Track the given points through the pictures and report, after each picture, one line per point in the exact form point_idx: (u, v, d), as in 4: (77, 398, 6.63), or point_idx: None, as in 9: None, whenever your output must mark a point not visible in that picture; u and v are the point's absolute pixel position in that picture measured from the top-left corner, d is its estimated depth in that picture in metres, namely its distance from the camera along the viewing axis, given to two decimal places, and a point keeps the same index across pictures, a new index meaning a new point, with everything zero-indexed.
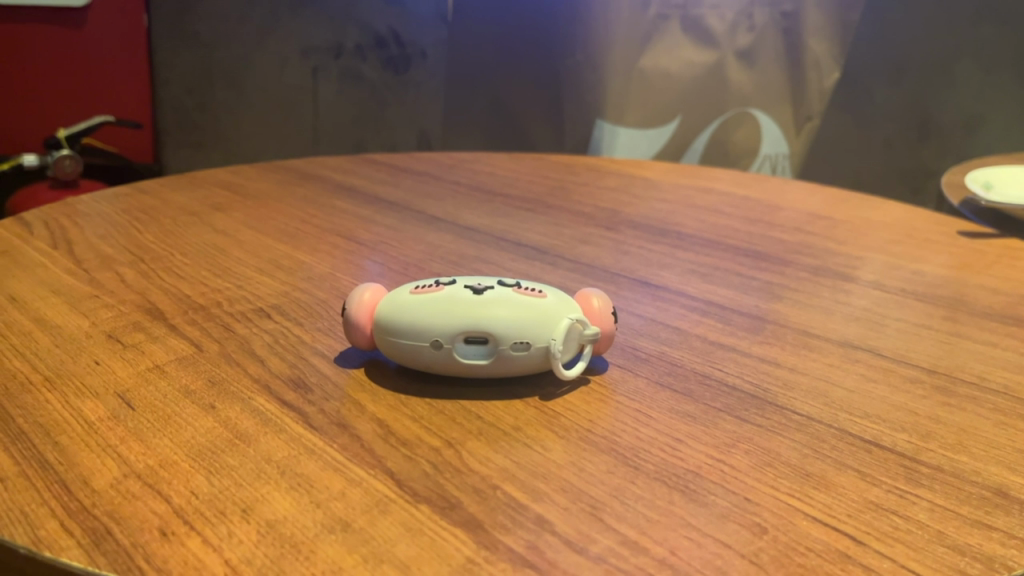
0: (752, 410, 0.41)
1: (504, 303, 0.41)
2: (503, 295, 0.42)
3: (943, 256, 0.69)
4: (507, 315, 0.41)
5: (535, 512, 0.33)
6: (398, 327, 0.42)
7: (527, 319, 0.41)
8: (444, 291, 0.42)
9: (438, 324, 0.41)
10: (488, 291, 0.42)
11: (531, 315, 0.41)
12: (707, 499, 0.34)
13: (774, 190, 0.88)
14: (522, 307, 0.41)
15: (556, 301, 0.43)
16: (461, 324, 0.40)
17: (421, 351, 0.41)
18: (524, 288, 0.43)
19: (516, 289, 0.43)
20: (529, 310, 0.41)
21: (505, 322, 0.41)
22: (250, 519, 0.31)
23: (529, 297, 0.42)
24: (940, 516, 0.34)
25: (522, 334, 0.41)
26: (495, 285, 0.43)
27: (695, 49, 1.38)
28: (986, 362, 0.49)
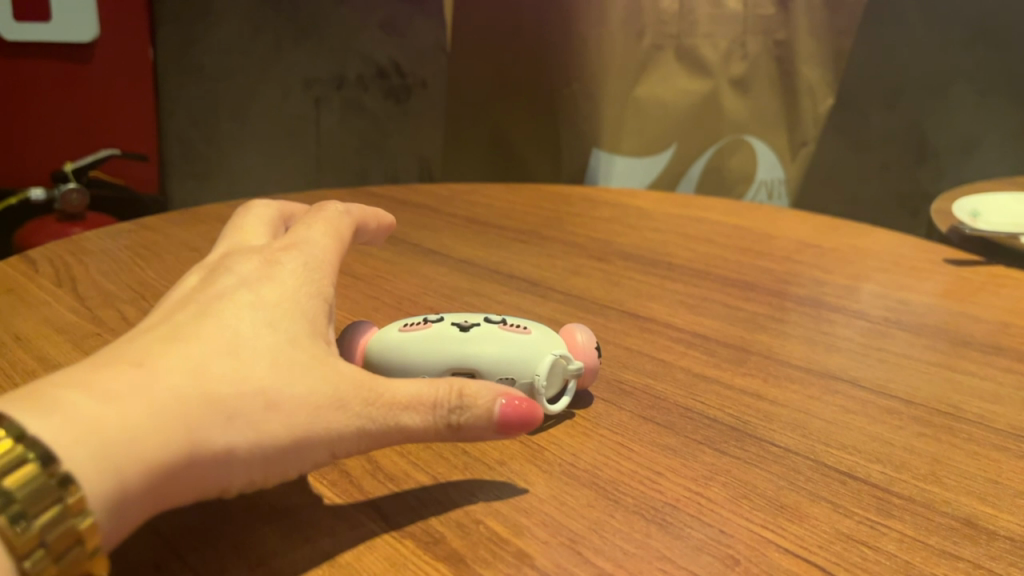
0: (731, 443, 0.43)
1: (490, 340, 0.43)
2: (488, 331, 0.43)
3: (929, 284, 0.70)
4: (493, 349, 0.42)
5: (517, 547, 0.34)
6: (388, 366, 0.42)
7: (513, 353, 0.42)
8: (432, 329, 0.43)
9: (425, 361, 0.42)
10: (474, 328, 0.43)
11: (517, 349, 0.42)
12: (683, 531, 0.35)
13: (765, 218, 0.90)
14: (507, 341, 0.43)
15: (540, 336, 0.44)
16: (448, 361, 0.42)
17: None
18: (510, 325, 0.44)
19: (502, 326, 0.44)
20: (514, 344, 0.43)
21: (492, 356, 0.42)
22: (241, 554, 0.33)
23: (514, 334, 0.44)
24: (909, 547, 0.35)
25: (509, 367, 0.42)
26: (481, 322, 0.44)
27: (690, 79, 1.41)
28: (965, 392, 0.50)
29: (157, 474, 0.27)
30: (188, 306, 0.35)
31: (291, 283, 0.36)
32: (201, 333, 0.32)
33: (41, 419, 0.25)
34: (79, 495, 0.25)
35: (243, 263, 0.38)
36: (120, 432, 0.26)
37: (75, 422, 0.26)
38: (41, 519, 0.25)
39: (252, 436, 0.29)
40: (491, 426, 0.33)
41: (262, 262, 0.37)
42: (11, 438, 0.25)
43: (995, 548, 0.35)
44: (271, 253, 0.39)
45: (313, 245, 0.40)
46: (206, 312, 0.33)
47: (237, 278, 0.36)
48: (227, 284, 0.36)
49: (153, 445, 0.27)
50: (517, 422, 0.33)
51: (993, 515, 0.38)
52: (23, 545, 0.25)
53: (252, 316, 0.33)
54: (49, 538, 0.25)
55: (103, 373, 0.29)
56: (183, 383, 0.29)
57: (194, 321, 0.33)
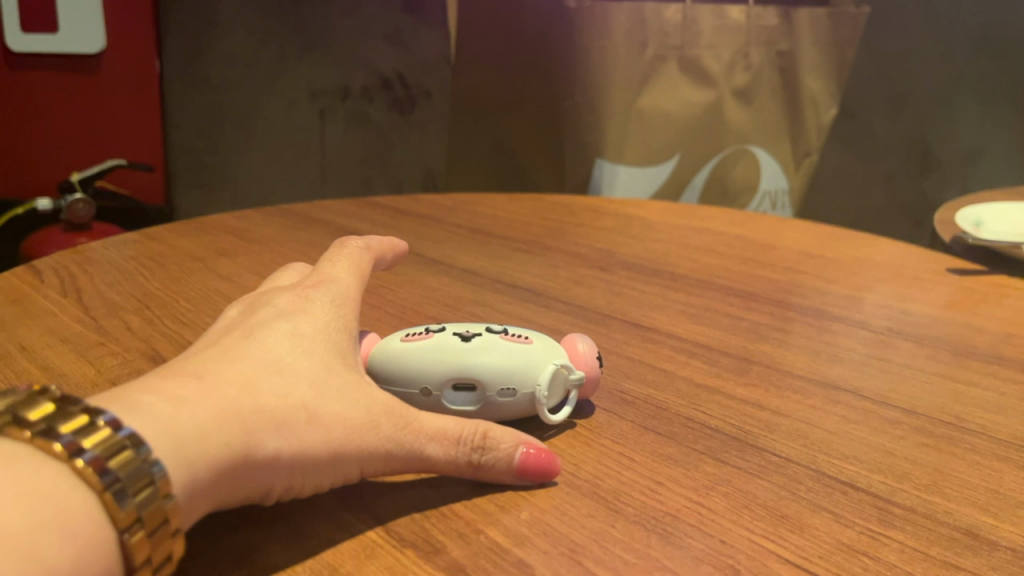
0: (733, 453, 0.43)
1: (492, 350, 0.43)
2: (490, 342, 0.43)
3: (932, 294, 0.70)
4: (495, 360, 0.42)
5: (517, 557, 0.34)
6: (389, 374, 0.42)
7: (514, 364, 0.42)
8: (433, 339, 0.43)
9: (427, 371, 0.42)
10: (476, 338, 0.43)
11: (519, 361, 0.42)
12: (683, 541, 0.35)
13: (768, 228, 0.90)
14: (508, 352, 0.43)
15: (542, 347, 0.44)
16: (450, 370, 0.42)
17: (411, 398, 0.42)
18: (511, 335, 0.45)
19: (503, 336, 0.44)
20: (515, 356, 0.43)
21: (494, 367, 0.42)
22: (242, 565, 0.32)
23: (515, 344, 0.44)
24: (910, 557, 0.35)
25: (510, 378, 0.42)
26: (483, 332, 0.44)
27: (694, 88, 1.35)
28: (967, 403, 0.50)
29: (218, 475, 0.29)
30: (234, 329, 0.36)
31: (328, 312, 0.38)
32: (251, 350, 0.34)
33: (128, 419, 0.28)
34: (163, 480, 0.27)
35: (280, 293, 0.40)
36: (190, 435, 0.28)
37: (150, 425, 0.28)
38: (140, 495, 0.26)
39: (296, 448, 0.31)
40: (512, 471, 0.37)
41: (301, 291, 0.40)
42: (108, 427, 0.27)
43: (996, 558, 0.35)
44: (307, 284, 0.41)
45: (345, 281, 0.42)
46: (253, 332, 0.35)
47: (278, 303, 0.38)
48: (270, 309, 0.38)
49: (217, 449, 0.29)
50: (538, 471, 0.38)
51: (994, 525, 0.38)
52: (123, 521, 0.26)
53: (295, 338, 0.35)
54: (144, 513, 0.26)
55: (167, 383, 0.31)
56: (242, 392, 0.31)
57: (243, 339, 0.35)
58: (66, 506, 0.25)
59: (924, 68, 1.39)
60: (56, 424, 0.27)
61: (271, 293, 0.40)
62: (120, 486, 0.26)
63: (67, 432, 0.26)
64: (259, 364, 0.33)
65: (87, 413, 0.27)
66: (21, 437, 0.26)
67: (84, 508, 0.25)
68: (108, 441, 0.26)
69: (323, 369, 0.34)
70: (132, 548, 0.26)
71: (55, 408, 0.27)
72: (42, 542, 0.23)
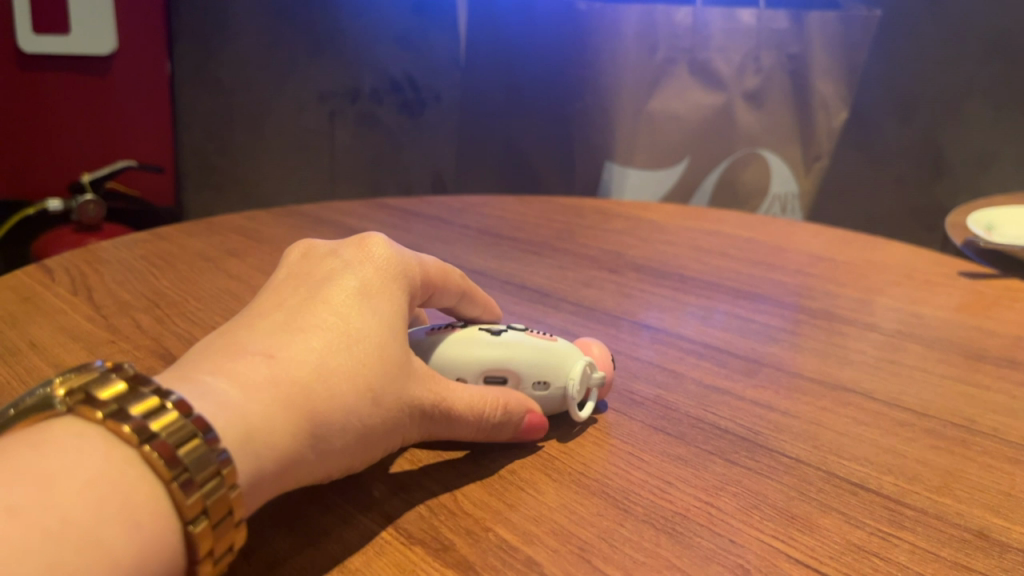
0: (742, 453, 0.42)
1: (527, 345, 0.42)
2: (519, 335, 0.43)
3: (944, 297, 0.70)
4: (529, 348, 0.42)
5: (526, 554, 0.34)
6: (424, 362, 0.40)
7: (546, 355, 0.42)
8: (464, 332, 0.42)
9: (466, 360, 0.41)
10: (506, 334, 0.43)
11: (552, 354, 0.43)
12: (693, 541, 0.35)
13: (778, 231, 0.90)
14: (539, 343, 0.43)
15: (567, 345, 0.44)
16: (489, 361, 0.41)
17: None
18: (536, 333, 0.44)
19: (529, 333, 0.44)
20: (545, 347, 0.43)
21: (529, 355, 0.42)
22: (251, 560, 0.33)
23: (544, 341, 0.43)
24: (920, 558, 0.35)
25: (543, 368, 0.42)
26: (508, 329, 0.44)
27: (703, 91, 1.35)
28: (979, 406, 0.50)
29: (286, 461, 0.30)
30: (292, 290, 0.37)
31: (390, 272, 0.39)
32: (312, 318, 0.34)
33: (199, 403, 0.28)
34: (229, 469, 0.27)
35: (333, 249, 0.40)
36: (257, 423, 0.29)
37: (224, 415, 0.29)
38: (205, 484, 0.26)
39: (356, 426, 0.33)
40: (517, 430, 0.40)
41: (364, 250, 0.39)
42: (180, 413, 0.27)
43: (1007, 560, 0.35)
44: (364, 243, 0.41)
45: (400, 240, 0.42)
46: (311, 294, 0.36)
47: (337, 261, 0.38)
48: (330, 267, 0.38)
49: (285, 436, 0.30)
50: (535, 429, 0.41)
51: (1005, 527, 0.38)
52: (190, 510, 0.26)
53: (359, 303, 0.36)
54: (210, 503, 0.26)
55: (232, 361, 0.31)
56: (305, 370, 0.32)
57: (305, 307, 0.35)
58: (135, 497, 0.24)
59: (940, 70, 1.34)
60: (127, 407, 0.26)
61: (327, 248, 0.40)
62: (187, 475, 0.26)
63: (139, 415, 0.26)
64: (322, 333, 0.34)
65: (160, 396, 0.27)
66: (94, 419, 0.26)
67: (151, 498, 0.25)
68: (178, 427, 0.26)
69: (386, 338, 0.35)
70: (197, 539, 0.26)
71: (127, 388, 0.27)
72: (110, 531, 0.23)
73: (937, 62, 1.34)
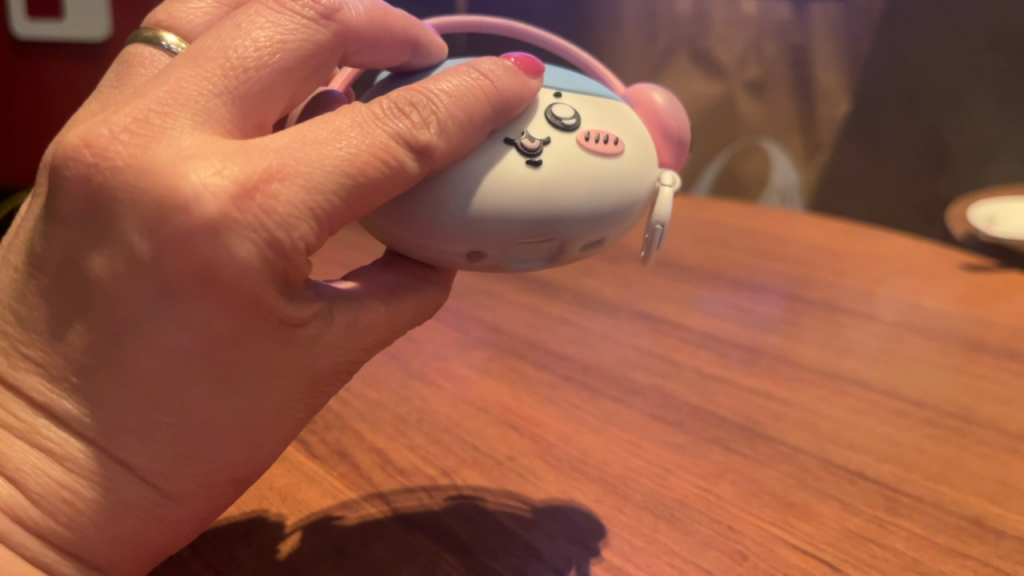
0: (742, 442, 0.43)
1: (577, 185, 0.30)
2: (568, 154, 0.30)
3: (944, 289, 0.70)
4: (573, 229, 0.30)
5: (525, 540, 0.34)
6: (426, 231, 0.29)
7: (610, 210, 0.31)
8: (517, 173, 0.29)
9: (487, 227, 0.29)
10: (545, 148, 0.30)
11: (607, 187, 0.30)
12: (691, 527, 0.35)
13: (779, 222, 0.89)
14: (597, 196, 0.30)
15: (632, 159, 0.32)
16: (528, 221, 0.29)
17: (450, 259, 0.30)
18: (596, 137, 0.31)
19: (582, 140, 0.31)
20: (606, 199, 0.30)
21: (578, 238, 0.31)
22: (252, 543, 0.33)
23: (599, 158, 0.31)
24: (917, 544, 0.35)
25: (599, 229, 0.31)
26: (557, 134, 0.31)
27: (704, 80, 1.17)
28: (975, 395, 0.50)
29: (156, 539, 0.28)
30: (46, 271, 0.24)
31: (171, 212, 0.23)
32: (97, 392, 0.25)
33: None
34: None
35: (137, 146, 0.23)
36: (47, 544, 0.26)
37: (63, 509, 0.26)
38: None
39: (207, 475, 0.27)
40: None
41: (203, 262, 0.23)
42: None
43: (1003, 547, 0.35)
44: (238, 214, 0.22)
45: (309, 169, 0.23)
46: (84, 326, 0.24)
47: (122, 256, 0.23)
48: (103, 276, 0.23)
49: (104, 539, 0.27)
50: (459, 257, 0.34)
51: (1001, 514, 0.38)
52: None
53: (173, 389, 0.24)
54: None
55: (6, 440, 0.26)
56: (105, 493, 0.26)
57: (101, 395, 0.25)
58: None
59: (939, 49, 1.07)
60: None
61: (173, 222, 0.22)
62: None
63: None
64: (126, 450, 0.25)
65: None
66: None
67: None
68: None
69: (205, 427, 0.25)
70: None
71: None
72: None
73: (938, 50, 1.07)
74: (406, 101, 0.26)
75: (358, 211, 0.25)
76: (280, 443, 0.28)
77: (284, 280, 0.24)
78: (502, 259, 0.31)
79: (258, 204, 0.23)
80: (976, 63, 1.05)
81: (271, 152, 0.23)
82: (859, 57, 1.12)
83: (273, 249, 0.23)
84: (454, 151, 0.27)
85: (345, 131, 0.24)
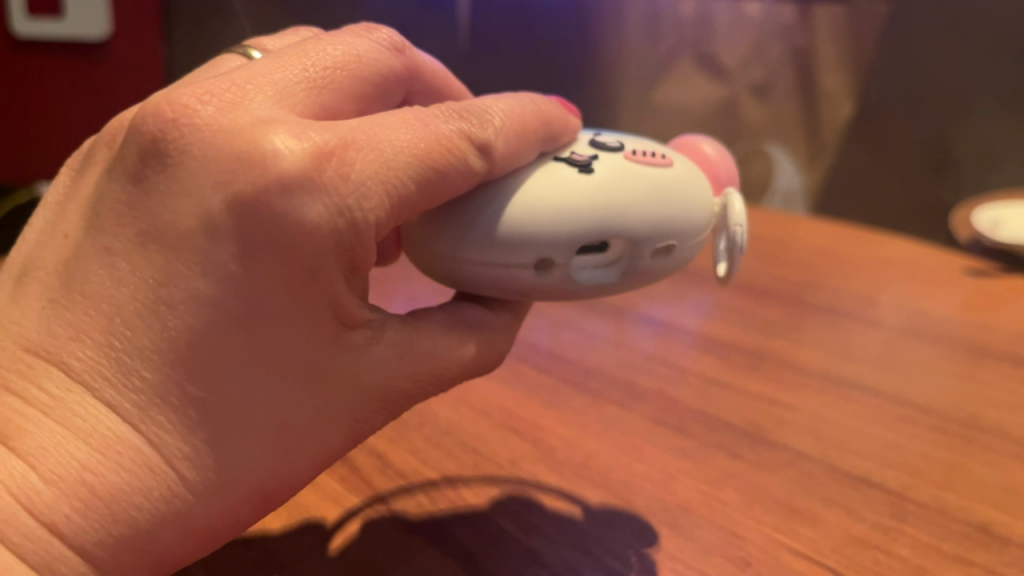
0: (745, 447, 0.42)
1: (631, 185, 0.33)
2: (616, 166, 0.34)
3: (948, 294, 0.69)
4: (645, 223, 0.33)
5: (526, 545, 0.34)
6: (497, 244, 0.32)
7: (667, 211, 0.34)
8: (574, 181, 0.33)
9: (554, 228, 0.32)
10: (595, 163, 0.34)
11: (659, 188, 0.34)
12: (694, 533, 0.35)
13: (782, 226, 0.88)
14: (654, 197, 0.33)
15: (680, 173, 0.36)
16: (593, 217, 0.32)
17: (522, 276, 0.32)
18: (641, 155, 0.35)
19: (628, 156, 0.35)
20: (661, 201, 0.34)
21: (648, 238, 0.33)
22: (251, 547, 0.33)
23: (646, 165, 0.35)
24: (922, 551, 0.35)
25: (664, 231, 0.33)
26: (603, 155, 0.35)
27: (707, 83, 1.17)
28: (979, 400, 0.50)
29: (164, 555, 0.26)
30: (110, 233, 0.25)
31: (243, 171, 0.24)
32: (138, 356, 0.24)
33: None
34: None
35: (217, 111, 0.25)
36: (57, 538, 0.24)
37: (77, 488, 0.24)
38: None
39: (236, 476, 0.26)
40: None
41: (274, 223, 0.24)
42: None
43: (1009, 554, 0.35)
44: (315, 173, 0.24)
45: (380, 145, 0.25)
46: (139, 285, 0.25)
47: (193, 218, 0.24)
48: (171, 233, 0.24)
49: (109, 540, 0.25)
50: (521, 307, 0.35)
51: (1007, 520, 0.38)
52: None
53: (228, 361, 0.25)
54: None
55: (32, 419, 0.25)
56: (129, 470, 0.25)
57: (149, 357, 0.24)
58: None
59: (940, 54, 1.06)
60: None
61: (249, 176, 0.24)
62: None
63: None
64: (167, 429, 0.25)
65: None
66: None
67: None
68: None
69: (244, 406, 0.25)
70: None
71: None
72: None
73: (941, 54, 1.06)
74: (465, 109, 0.29)
75: (424, 203, 0.27)
76: (306, 469, 0.27)
77: (347, 266, 0.25)
78: (572, 269, 0.33)
79: (333, 166, 0.24)
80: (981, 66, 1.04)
81: (344, 129, 0.25)
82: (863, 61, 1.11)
83: (347, 222, 0.24)
84: (512, 155, 0.31)
85: (412, 121, 0.27)
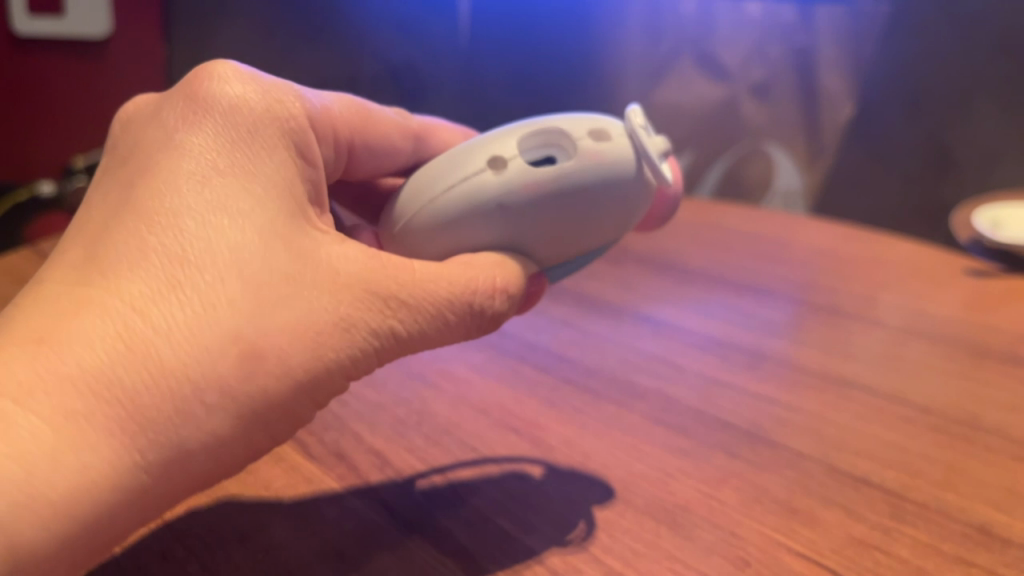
0: (745, 447, 0.42)
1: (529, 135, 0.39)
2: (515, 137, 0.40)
3: (950, 295, 0.69)
4: (592, 178, 0.38)
5: (524, 544, 0.34)
6: (446, 212, 0.37)
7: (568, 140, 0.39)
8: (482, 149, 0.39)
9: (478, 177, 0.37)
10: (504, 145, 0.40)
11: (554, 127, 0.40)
12: (693, 533, 0.35)
13: (783, 226, 0.88)
14: (548, 136, 0.39)
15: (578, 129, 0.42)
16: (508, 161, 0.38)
17: (482, 223, 0.37)
18: None
19: None
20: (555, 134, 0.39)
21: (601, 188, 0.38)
22: (248, 546, 0.33)
23: None
24: (922, 552, 0.35)
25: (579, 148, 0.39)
26: None
27: (708, 83, 1.17)
28: (980, 401, 0.50)
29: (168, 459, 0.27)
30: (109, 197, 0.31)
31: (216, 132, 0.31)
32: (140, 270, 0.28)
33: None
34: None
35: (185, 107, 0.32)
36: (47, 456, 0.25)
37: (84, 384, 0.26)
38: None
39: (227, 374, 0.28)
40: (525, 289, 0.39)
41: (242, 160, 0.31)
42: None
43: (1009, 555, 0.35)
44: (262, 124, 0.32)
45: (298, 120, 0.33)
46: (144, 221, 0.29)
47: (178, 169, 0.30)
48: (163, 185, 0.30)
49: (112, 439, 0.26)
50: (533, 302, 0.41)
51: (1007, 522, 0.37)
52: None
53: (213, 262, 0.29)
54: None
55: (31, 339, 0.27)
56: (138, 388, 0.26)
57: (147, 270, 0.28)
58: None
59: (941, 55, 1.04)
60: None
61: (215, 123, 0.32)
62: None
63: None
64: (162, 325, 0.27)
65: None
66: None
67: None
68: None
69: (246, 338, 0.28)
70: None
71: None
72: None
73: (942, 56, 1.04)
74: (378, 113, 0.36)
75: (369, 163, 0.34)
76: (298, 368, 0.29)
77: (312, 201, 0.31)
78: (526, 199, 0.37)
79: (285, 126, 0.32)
80: (978, 66, 1.03)
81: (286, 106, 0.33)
82: (863, 61, 1.09)
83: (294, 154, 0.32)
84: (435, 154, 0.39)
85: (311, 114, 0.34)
